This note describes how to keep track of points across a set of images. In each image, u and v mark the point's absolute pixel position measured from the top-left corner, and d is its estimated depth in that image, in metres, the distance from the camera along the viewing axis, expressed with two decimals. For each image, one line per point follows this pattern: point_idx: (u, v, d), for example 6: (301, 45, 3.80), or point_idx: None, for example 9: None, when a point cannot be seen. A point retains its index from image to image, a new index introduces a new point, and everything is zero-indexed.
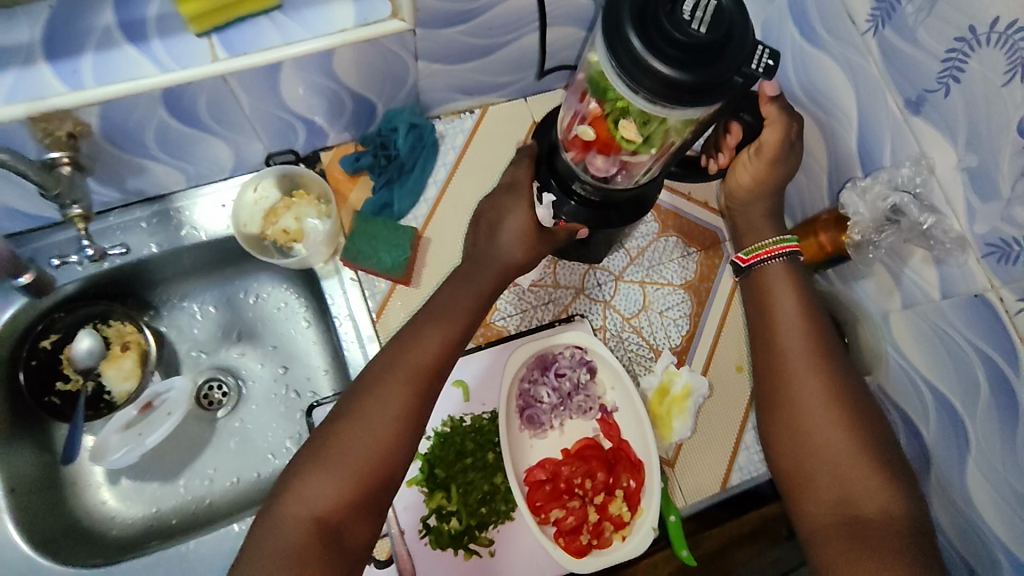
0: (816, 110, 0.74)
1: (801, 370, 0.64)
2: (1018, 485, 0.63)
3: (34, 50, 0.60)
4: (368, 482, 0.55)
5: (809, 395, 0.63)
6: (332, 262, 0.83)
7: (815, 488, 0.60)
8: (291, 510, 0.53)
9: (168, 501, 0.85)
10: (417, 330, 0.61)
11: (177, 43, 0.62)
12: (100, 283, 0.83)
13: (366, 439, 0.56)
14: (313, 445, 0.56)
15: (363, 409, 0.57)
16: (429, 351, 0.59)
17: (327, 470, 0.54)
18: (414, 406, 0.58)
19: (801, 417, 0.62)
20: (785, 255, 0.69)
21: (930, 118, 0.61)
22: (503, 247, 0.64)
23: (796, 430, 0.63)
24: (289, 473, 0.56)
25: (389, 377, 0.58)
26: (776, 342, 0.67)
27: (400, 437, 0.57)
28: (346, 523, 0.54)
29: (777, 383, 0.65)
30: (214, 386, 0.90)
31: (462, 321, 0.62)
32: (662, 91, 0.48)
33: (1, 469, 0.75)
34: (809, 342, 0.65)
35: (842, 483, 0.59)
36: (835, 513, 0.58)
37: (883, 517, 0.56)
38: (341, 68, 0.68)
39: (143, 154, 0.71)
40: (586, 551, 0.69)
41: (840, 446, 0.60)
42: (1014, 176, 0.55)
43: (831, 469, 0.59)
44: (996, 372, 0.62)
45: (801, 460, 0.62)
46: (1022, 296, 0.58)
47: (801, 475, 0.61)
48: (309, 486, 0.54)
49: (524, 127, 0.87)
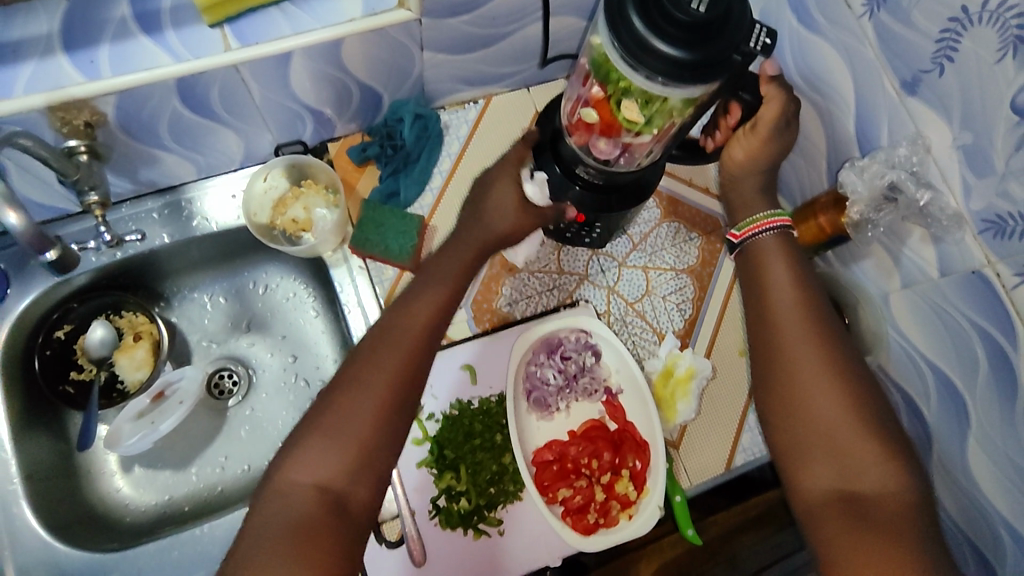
0: (813, 94, 0.76)
1: (797, 345, 0.61)
2: (1018, 458, 0.64)
3: (53, 42, 0.62)
4: (369, 449, 0.55)
5: (808, 370, 0.60)
6: (340, 251, 0.84)
7: (815, 468, 0.57)
8: (293, 479, 0.53)
9: (180, 489, 0.86)
10: (409, 301, 0.62)
11: (192, 34, 0.64)
12: (112, 273, 0.85)
13: (365, 406, 0.56)
14: (311, 416, 0.56)
15: (359, 377, 0.57)
16: (419, 318, 0.61)
17: (327, 439, 0.54)
18: (410, 372, 0.59)
19: (799, 394, 0.59)
20: (777, 229, 0.67)
21: (925, 99, 0.63)
22: (494, 224, 0.67)
23: (794, 409, 0.60)
24: (288, 445, 0.56)
25: (382, 346, 0.59)
26: (772, 316, 0.64)
27: (396, 403, 0.57)
28: (348, 490, 0.54)
29: (774, 360, 0.62)
30: (225, 375, 0.91)
31: (449, 288, 0.64)
32: (665, 70, 0.49)
33: (18, 456, 0.77)
34: (807, 314, 0.63)
35: (845, 462, 0.56)
36: (836, 493, 0.55)
37: (887, 497, 0.54)
38: (350, 58, 0.70)
39: (157, 144, 0.73)
40: (593, 530, 0.71)
41: (841, 423, 0.57)
42: (1008, 152, 0.57)
43: (832, 447, 0.57)
44: (994, 347, 0.64)
45: (801, 439, 0.59)
46: (1018, 270, 0.60)
47: (801, 455, 0.58)
48: (309, 456, 0.54)
49: (527, 116, 0.88)
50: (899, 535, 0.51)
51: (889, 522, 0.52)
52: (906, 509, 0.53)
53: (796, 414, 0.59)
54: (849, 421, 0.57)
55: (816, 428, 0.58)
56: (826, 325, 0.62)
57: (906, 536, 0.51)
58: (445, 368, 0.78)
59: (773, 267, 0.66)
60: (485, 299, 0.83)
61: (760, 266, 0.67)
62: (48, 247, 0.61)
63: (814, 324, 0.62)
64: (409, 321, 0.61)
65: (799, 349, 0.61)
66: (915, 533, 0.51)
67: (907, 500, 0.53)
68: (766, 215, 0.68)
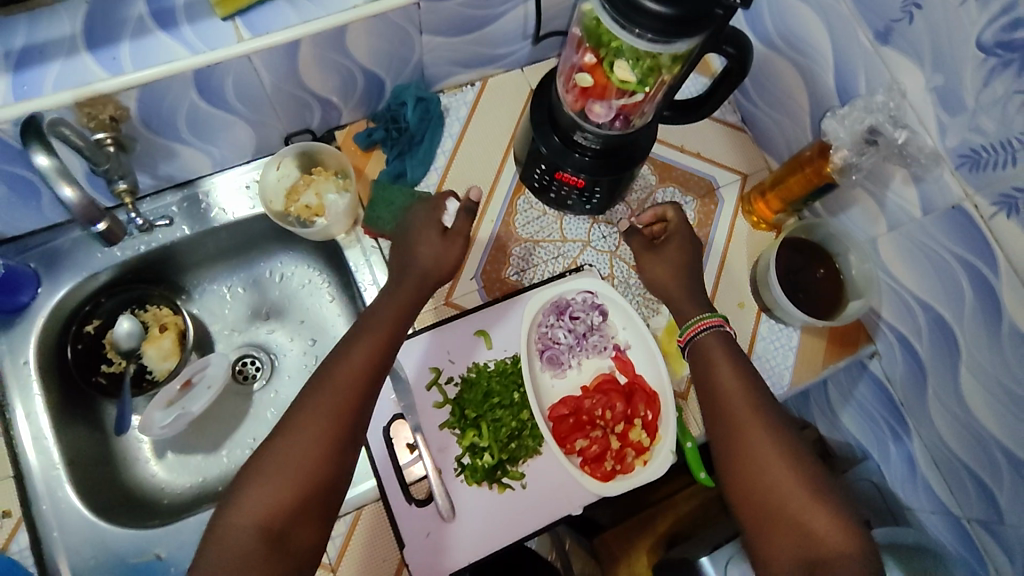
0: (793, 54, 0.80)
1: (744, 425, 0.66)
2: (1007, 380, 0.68)
3: (76, 42, 0.66)
4: (308, 493, 0.59)
5: (750, 449, 0.64)
6: (352, 233, 0.88)
7: (772, 541, 0.60)
8: (235, 518, 0.57)
9: (212, 471, 0.89)
10: (347, 349, 0.66)
11: (206, 27, 0.68)
12: (136, 268, 0.89)
13: (306, 451, 0.60)
14: (256, 457, 0.61)
15: (300, 419, 0.62)
16: (359, 365, 0.65)
17: (267, 481, 0.59)
18: (344, 421, 0.62)
19: (751, 471, 0.64)
20: (713, 329, 0.73)
21: (898, 47, 0.66)
22: (420, 261, 0.73)
23: (746, 486, 0.64)
24: (235, 483, 0.60)
25: (322, 391, 0.63)
26: (720, 398, 0.69)
27: (334, 448, 0.61)
28: (288, 530, 0.58)
29: (729, 437, 0.66)
30: (248, 362, 0.94)
31: (385, 333, 0.68)
32: (655, 27, 0.54)
33: (59, 445, 0.81)
34: (749, 398, 0.68)
35: (801, 535, 0.59)
36: (797, 561, 0.58)
37: (844, 559, 0.56)
38: (355, 44, 0.74)
39: (175, 138, 0.77)
40: (611, 476, 0.75)
41: (790, 496, 0.61)
42: (978, 88, 0.61)
43: (788, 519, 0.60)
44: (977, 276, 0.68)
45: (758, 516, 0.62)
46: (994, 200, 0.64)
47: (763, 532, 0.61)
48: (250, 497, 0.58)
49: (522, 94, 0.92)
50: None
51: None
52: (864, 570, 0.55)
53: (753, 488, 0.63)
54: (798, 493, 0.61)
55: (772, 504, 0.61)
56: (769, 404, 0.67)
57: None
58: (461, 335, 0.82)
59: (715, 357, 0.71)
60: (495, 269, 0.87)
61: (704, 356, 0.72)
62: (97, 219, 0.63)
63: (754, 404, 0.67)
64: (349, 370, 0.65)
65: (740, 432, 0.66)
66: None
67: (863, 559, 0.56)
68: (705, 316, 0.74)
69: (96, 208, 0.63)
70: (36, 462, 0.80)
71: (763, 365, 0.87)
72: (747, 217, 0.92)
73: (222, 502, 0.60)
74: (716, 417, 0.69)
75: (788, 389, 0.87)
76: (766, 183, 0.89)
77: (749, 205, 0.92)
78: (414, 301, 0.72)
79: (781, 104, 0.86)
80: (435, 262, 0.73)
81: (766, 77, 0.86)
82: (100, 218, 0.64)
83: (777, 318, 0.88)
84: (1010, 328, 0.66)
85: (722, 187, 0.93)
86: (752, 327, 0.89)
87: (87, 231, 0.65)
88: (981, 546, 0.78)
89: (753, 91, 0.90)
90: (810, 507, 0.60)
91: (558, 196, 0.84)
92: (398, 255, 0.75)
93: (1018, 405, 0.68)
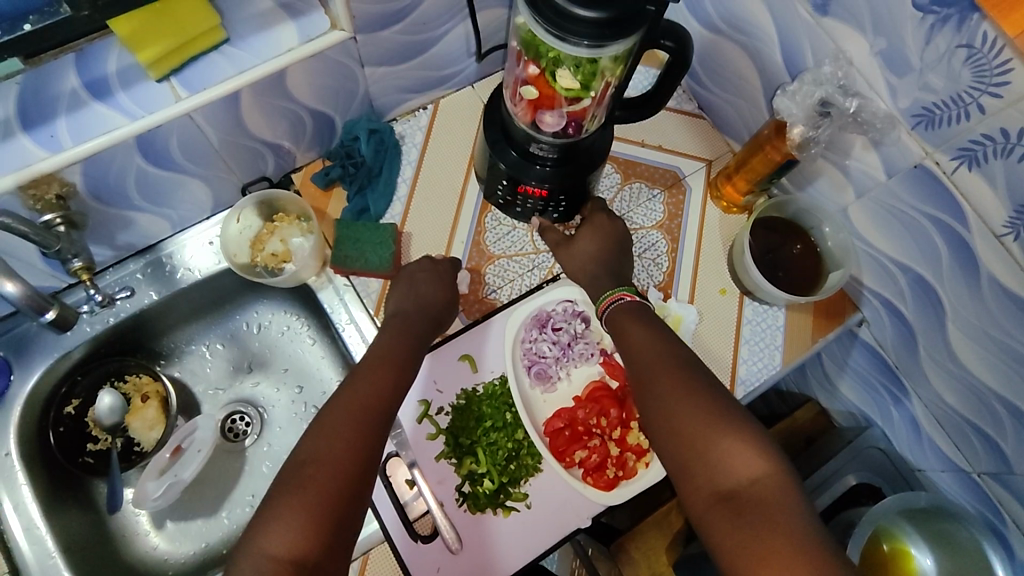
0: (737, 35, 0.80)
1: (662, 375, 0.65)
2: (995, 330, 0.67)
3: (10, 124, 0.65)
4: (336, 523, 0.55)
5: (666, 395, 0.63)
6: (323, 274, 0.86)
7: (692, 485, 0.58)
8: (264, 552, 0.52)
9: (215, 534, 0.87)
10: (353, 385, 0.66)
11: (142, 91, 0.67)
12: (109, 339, 0.87)
13: (334, 478, 0.57)
14: (279, 489, 0.56)
15: (317, 451, 0.59)
16: (368, 399, 0.65)
17: (293, 513, 0.54)
18: (364, 449, 0.60)
19: (670, 421, 0.62)
20: (613, 307, 0.74)
21: (838, 16, 0.65)
22: (418, 304, 0.78)
23: (664, 430, 0.62)
24: (257, 518, 0.55)
25: (340, 421, 0.62)
26: (636, 359, 0.68)
27: (357, 476, 0.58)
28: (323, 564, 0.53)
29: (644, 391, 0.66)
30: (237, 419, 0.92)
31: (394, 370, 0.69)
32: (590, 33, 0.54)
33: (55, 531, 0.80)
34: (666, 351, 0.67)
35: (716, 468, 0.57)
36: (720, 496, 0.56)
37: (758, 485, 0.55)
38: (295, 85, 0.73)
39: (128, 206, 0.76)
40: (615, 483, 0.76)
41: (702, 431, 0.59)
42: (921, 48, 0.60)
43: (701, 455, 0.58)
44: (948, 229, 0.67)
45: (678, 457, 0.60)
46: (954, 155, 0.63)
47: (681, 472, 0.59)
48: (279, 526, 0.53)
49: (476, 112, 0.91)
50: (779, 517, 0.52)
51: (765, 510, 0.53)
52: (778, 492, 0.54)
53: (670, 429, 0.61)
54: (711, 426, 0.59)
55: (687, 440, 0.60)
56: (677, 353, 0.67)
57: (784, 516, 0.52)
58: (446, 363, 0.81)
59: (628, 324, 0.72)
60: (472, 291, 0.85)
61: (618, 326, 0.73)
62: (47, 308, 0.69)
63: (671, 356, 0.67)
64: (360, 400, 0.64)
65: (655, 383, 0.65)
66: (792, 510, 0.53)
67: (776, 481, 0.55)
68: (615, 291, 0.75)
69: (43, 297, 0.69)
70: (32, 552, 0.79)
71: (753, 349, 0.86)
72: (716, 203, 0.92)
73: (240, 549, 0.54)
74: (633, 375, 0.68)
75: (781, 368, 0.86)
76: (730, 166, 0.88)
77: (717, 190, 0.91)
78: (417, 339, 0.75)
79: (733, 85, 0.86)
80: (439, 294, 0.80)
81: (715, 60, 0.86)
82: (48, 307, 0.70)
83: (760, 299, 0.88)
84: (989, 279, 0.65)
85: (688, 175, 0.93)
86: (736, 312, 0.88)
87: (38, 321, 0.71)
88: (994, 495, 0.78)
89: (704, 76, 0.90)
90: (715, 437, 0.58)
91: (525, 209, 0.83)
92: (396, 299, 0.80)
93: (1009, 354, 0.67)
